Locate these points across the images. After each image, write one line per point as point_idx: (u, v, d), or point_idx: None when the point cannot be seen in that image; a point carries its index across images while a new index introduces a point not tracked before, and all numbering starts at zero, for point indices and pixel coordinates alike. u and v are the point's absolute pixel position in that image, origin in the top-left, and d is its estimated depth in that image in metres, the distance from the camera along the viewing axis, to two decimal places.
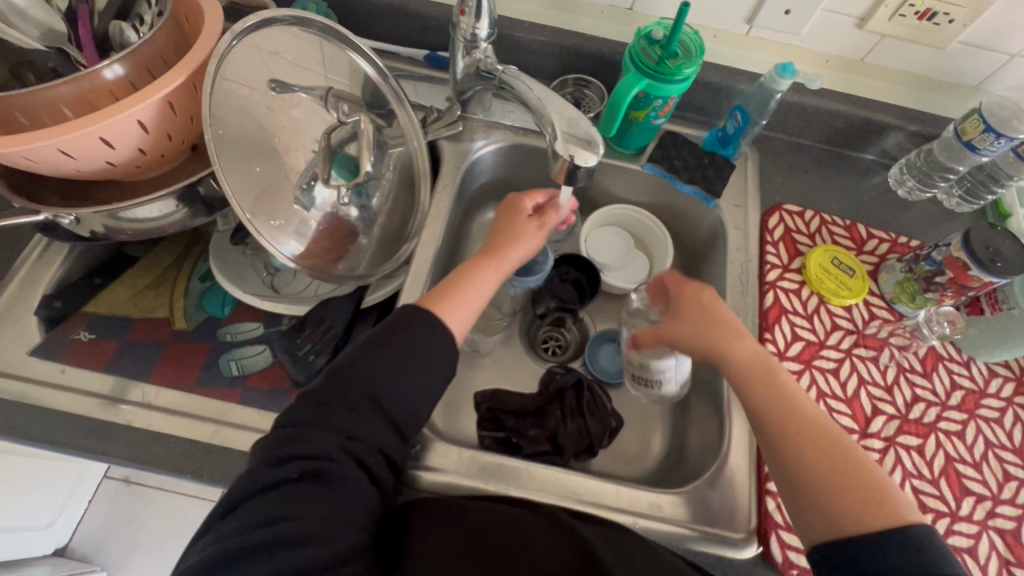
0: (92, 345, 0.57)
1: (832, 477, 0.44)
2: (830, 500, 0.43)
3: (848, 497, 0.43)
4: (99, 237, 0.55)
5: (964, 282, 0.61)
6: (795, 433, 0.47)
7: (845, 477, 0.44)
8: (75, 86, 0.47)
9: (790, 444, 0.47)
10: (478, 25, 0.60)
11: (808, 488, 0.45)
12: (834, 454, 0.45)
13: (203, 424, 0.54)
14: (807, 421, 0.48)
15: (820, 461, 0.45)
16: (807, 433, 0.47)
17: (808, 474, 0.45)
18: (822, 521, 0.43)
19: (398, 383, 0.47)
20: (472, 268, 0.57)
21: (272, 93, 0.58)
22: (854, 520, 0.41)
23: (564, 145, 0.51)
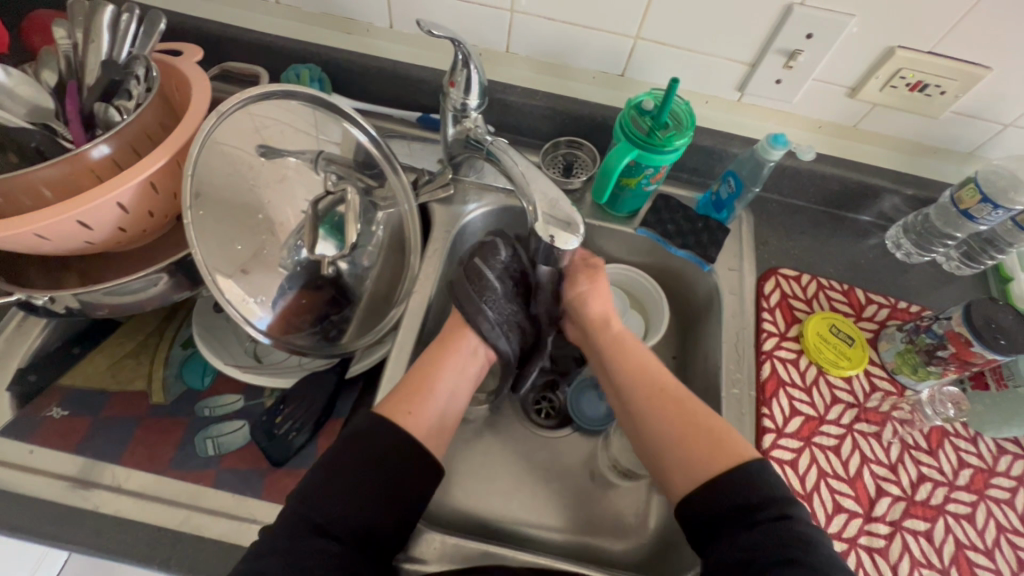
0: (65, 422, 0.55)
1: (695, 444, 0.54)
2: (692, 462, 0.53)
3: (702, 455, 0.53)
4: (76, 313, 0.54)
5: (968, 357, 0.59)
6: (658, 401, 0.58)
7: (696, 436, 0.54)
8: (59, 168, 0.46)
9: (648, 411, 0.58)
10: (467, 97, 0.61)
11: (674, 455, 0.55)
12: (687, 412, 0.56)
13: (175, 510, 0.51)
14: (666, 392, 0.58)
15: (682, 428, 0.55)
16: (668, 402, 0.58)
17: (672, 439, 0.55)
18: (685, 476, 0.53)
19: (348, 482, 0.50)
20: (424, 365, 0.60)
21: (261, 159, 0.58)
22: (703, 471, 0.52)
23: (544, 227, 0.51)
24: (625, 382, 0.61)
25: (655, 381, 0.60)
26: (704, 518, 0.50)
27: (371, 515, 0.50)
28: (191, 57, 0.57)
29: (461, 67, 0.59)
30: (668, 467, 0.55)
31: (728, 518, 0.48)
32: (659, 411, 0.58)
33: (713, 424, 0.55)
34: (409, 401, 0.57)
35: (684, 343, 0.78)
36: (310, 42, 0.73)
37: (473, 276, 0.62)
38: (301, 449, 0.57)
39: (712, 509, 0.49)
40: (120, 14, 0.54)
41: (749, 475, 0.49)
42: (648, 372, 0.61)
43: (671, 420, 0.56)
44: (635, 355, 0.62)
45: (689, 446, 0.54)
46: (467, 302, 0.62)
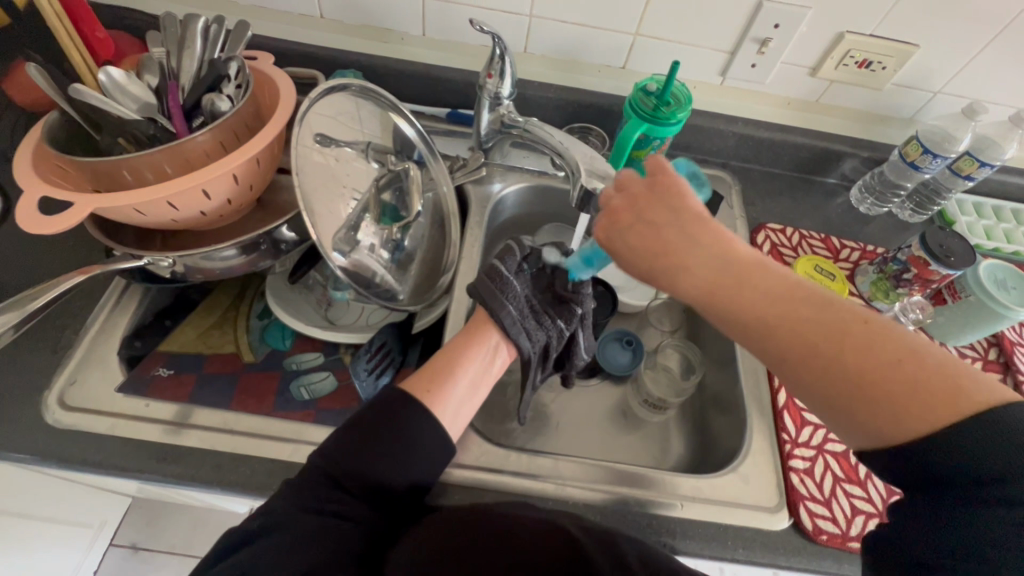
0: (172, 379, 0.62)
1: (910, 398, 0.37)
2: (885, 422, 0.38)
3: (915, 399, 0.37)
4: (178, 277, 0.61)
5: (927, 276, 0.72)
6: (830, 333, 0.40)
7: (900, 383, 0.37)
8: (180, 147, 0.55)
9: (831, 354, 0.39)
10: (501, 85, 0.72)
11: (876, 411, 0.38)
12: (882, 339, 0.39)
13: (284, 444, 0.58)
14: (850, 330, 0.39)
15: (872, 375, 0.38)
16: (851, 340, 0.39)
17: (864, 383, 0.38)
18: (896, 431, 0.37)
19: (368, 440, 0.51)
20: (451, 351, 0.61)
21: (320, 147, 0.66)
22: (918, 427, 0.36)
23: (587, 181, 0.61)
24: (808, 328, 0.40)
25: (802, 308, 0.41)
26: (929, 500, 0.37)
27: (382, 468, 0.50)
28: (267, 60, 0.66)
29: (498, 60, 0.70)
30: (869, 417, 0.38)
31: (924, 480, 0.37)
32: (837, 344, 0.39)
33: (927, 365, 0.37)
34: (428, 380, 0.58)
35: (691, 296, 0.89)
36: (351, 50, 0.83)
37: (498, 283, 0.61)
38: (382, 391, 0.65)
39: (907, 473, 0.37)
40: (209, 24, 0.63)
41: (1000, 429, 0.35)
42: (780, 303, 0.41)
43: (856, 360, 0.39)
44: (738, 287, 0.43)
45: (886, 397, 0.37)
46: (492, 300, 0.60)
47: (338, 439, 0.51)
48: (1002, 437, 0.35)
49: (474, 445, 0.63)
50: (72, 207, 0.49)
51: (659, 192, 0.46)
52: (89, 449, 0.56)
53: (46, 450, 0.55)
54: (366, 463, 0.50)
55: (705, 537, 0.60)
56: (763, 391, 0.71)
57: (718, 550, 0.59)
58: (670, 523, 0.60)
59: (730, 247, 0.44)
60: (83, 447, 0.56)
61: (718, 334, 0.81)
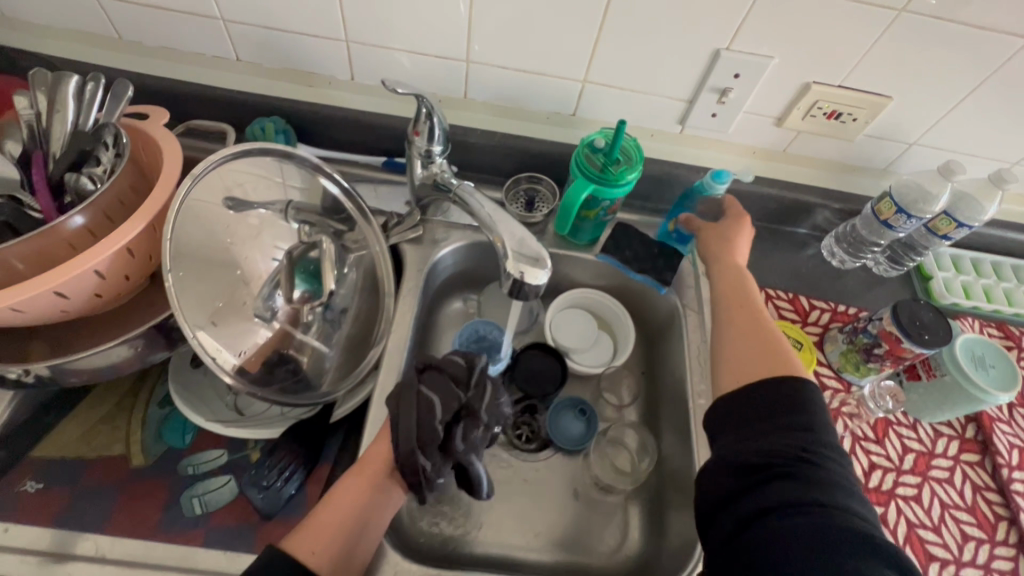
0: (40, 496, 0.54)
1: (770, 347, 0.57)
2: (746, 371, 0.55)
3: (760, 365, 0.55)
4: (47, 381, 0.53)
5: (899, 352, 0.66)
6: (732, 313, 0.62)
7: (761, 355, 0.56)
8: (31, 241, 0.47)
9: (734, 329, 0.60)
10: (431, 145, 0.65)
11: (730, 363, 0.57)
12: (765, 328, 0.59)
13: (165, 574, 0.50)
14: (757, 320, 0.60)
15: (756, 353, 0.56)
16: (751, 326, 0.60)
17: (742, 343, 0.58)
18: (734, 381, 0.55)
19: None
20: (338, 500, 0.52)
21: (229, 211, 0.59)
22: (759, 375, 0.54)
23: (515, 264, 0.54)
24: (725, 310, 0.63)
25: (746, 308, 0.62)
26: (734, 415, 0.52)
27: None
28: (158, 120, 0.58)
29: (425, 118, 0.63)
30: (722, 367, 0.58)
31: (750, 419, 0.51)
32: (743, 326, 0.60)
33: (784, 349, 0.56)
34: (313, 535, 0.48)
35: (651, 358, 0.83)
36: (273, 96, 0.75)
37: (422, 404, 0.54)
38: (292, 497, 0.58)
39: (732, 408, 0.53)
40: (85, 84, 0.55)
41: (791, 390, 0.51)
42: (735, 313, 0.62)
43: (745, 337, 0.59)
44: (746, 286, 0.65)
45: (751, 362, 0.56)
46: (405, 423, 0.53)
47: None
48: (798, 395, 0.51)
49: (387, 564, 0.56)
50: None
51: (739, 226, 0.70)
52: None
53: None
54: None
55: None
56: None
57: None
58: None
59: (733, 261, 0.68)
60: None
61: (675, 404, 0.74)
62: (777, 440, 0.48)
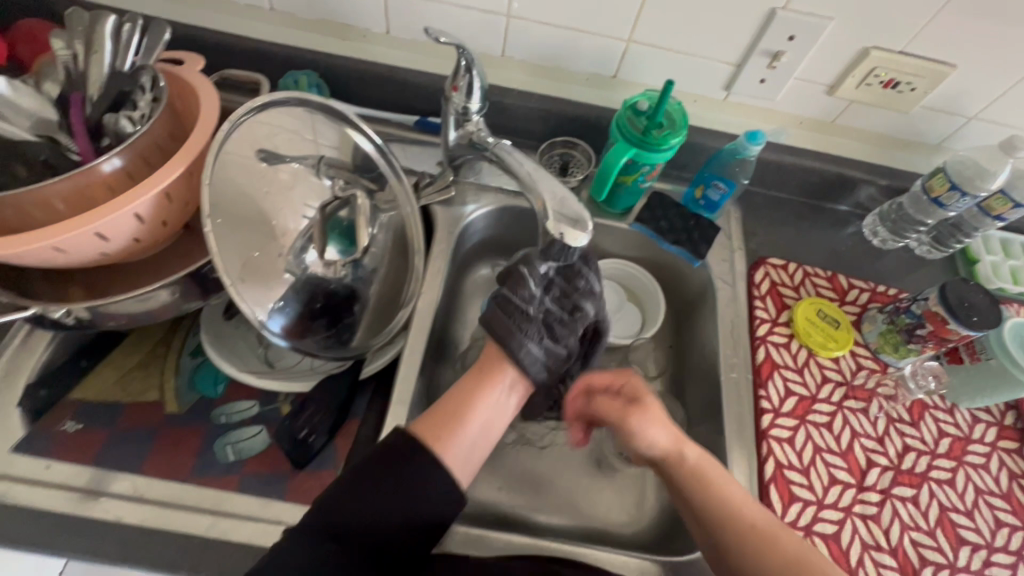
0: (81, 436, 0.55)
1: (767, 548, 0.45)
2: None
3: (780, 568, 0.44)
4: (86, 323, 0.53)
5: (943, 334, 0.64)
6: (714, 500, 0.49)
7: (780, 554, 0.45)
8: (71, 181, 0.46)
9: (749, 570, 0.45)
10: (469, 101, 0.62)
11: None
12: (762, 516, 0.48)
13: (201, 516, 0.51)
14: (733, 499, 0.49)
15: (782, 555, 0.45)
16: (759, 533, 0.47)
17: (743, 542, 0.46)
18: None
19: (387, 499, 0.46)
20: (463, 394, 0.53)
21: (262, 164, 0.58)
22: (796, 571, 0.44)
23: (555, 224, 0.53)
24: (703, 501, 0.50)
25: (722, 505, 0.49)
26: None
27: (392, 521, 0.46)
28: (194, 65, 0.57)
29: (464, 72, 0.61)
30: None
31: None
32: (754, 536, 0.46)
33: (793, 550, 0.45)
34: (446, 428, 0.51)
35: (680, 333, 0.81)
36: (307, 49, 0.74)
37: (507, 312, 0.55)
38: (320, 451, 0.58)
39: None
40: (122, 25, 0.53)
41: None
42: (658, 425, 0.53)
43: (763, 557, 0.45)
44: (655, 418, 0.53)
45: (776, 566, 0.44)
46: (507, 338, 0.54)
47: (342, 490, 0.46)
48: None
49: None
50: None
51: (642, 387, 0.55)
52: None
53: None
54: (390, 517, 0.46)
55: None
56: (749, 454, 0.63)
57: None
58: None
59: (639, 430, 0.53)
60: None
61: (703, 378, 0.73)
62: None
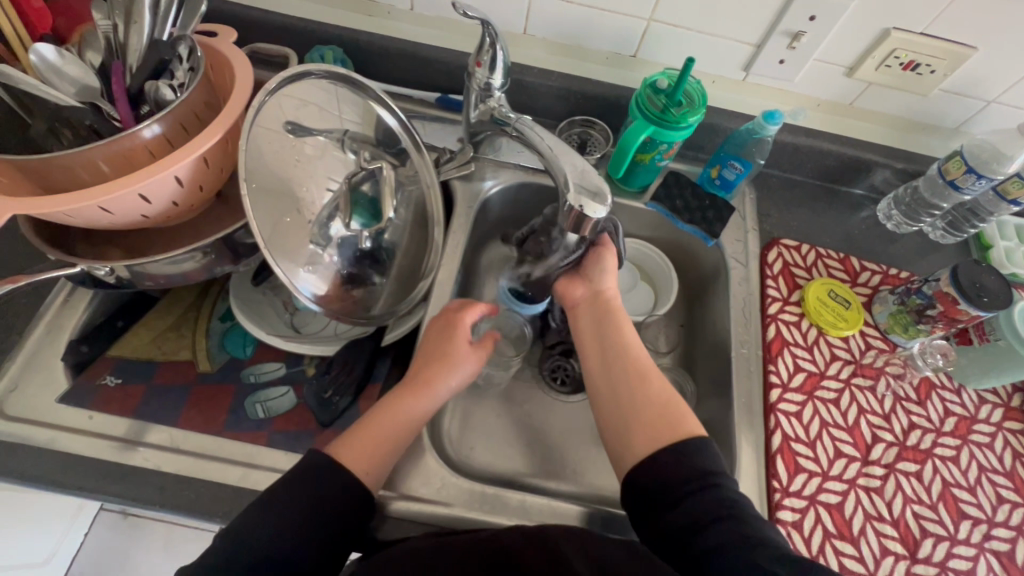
0: (119, 390, 0.58)
1: (638, 387, 0.57)
2: (653, 425, 0.54)
3: (652, 419, 0.54)
4: (125, 284, 0.56)
5: (954, 315, 0.65)
6: (632, 380, 0.58)
7: (654, 407, 0.55)
8: (115, 144, 0.48)
9: (624, 401, 0.56)
10: (492, 76, 0.64)
11: (624, 434, 0.55)
12: (662, 385, 0.57)
13: (233, 467, 0.55)
14: (646, 379, 0.57)
15: (649, 407, 0.55)
16: (642, 385, 0.57)
17: (644, 407, 0.55)
18: (638, 446, 0.53)
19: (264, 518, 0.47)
20: (386, 406, 0.56)
21: (289, 135, 0.60)
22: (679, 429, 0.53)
23: (575, 196, 0.54)
24: (606, 354, 0.61)
25: (627, 362, 0.59)
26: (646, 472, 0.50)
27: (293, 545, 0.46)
28: (227, 38, 0.59)
29: (488, 48, 0.62)
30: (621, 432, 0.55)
31: (663, 485, 0.49)
32: (635, 381, 0.57)
33: (664, 396, 0.56)
34: (361, 445, 0.53)
35: (691, 313, 0.83)
36: (333, 25, 0.75)
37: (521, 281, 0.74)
38: (344, 411, 0.61)
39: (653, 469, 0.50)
40: None
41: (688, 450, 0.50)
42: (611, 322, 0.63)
43: (636, 401, 0.56)
44: (614, 320, 0.63)
45: (647, 415, 0.54)
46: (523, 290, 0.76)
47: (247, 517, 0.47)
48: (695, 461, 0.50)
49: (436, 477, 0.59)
50: None
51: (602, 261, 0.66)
52: (26, 463, 0.53)
53: None
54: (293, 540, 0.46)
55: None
56: (757, 427, 0.65)
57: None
58: None
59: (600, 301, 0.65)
60: (20, 460, 0.53)
61: (713, 355, 0.75)
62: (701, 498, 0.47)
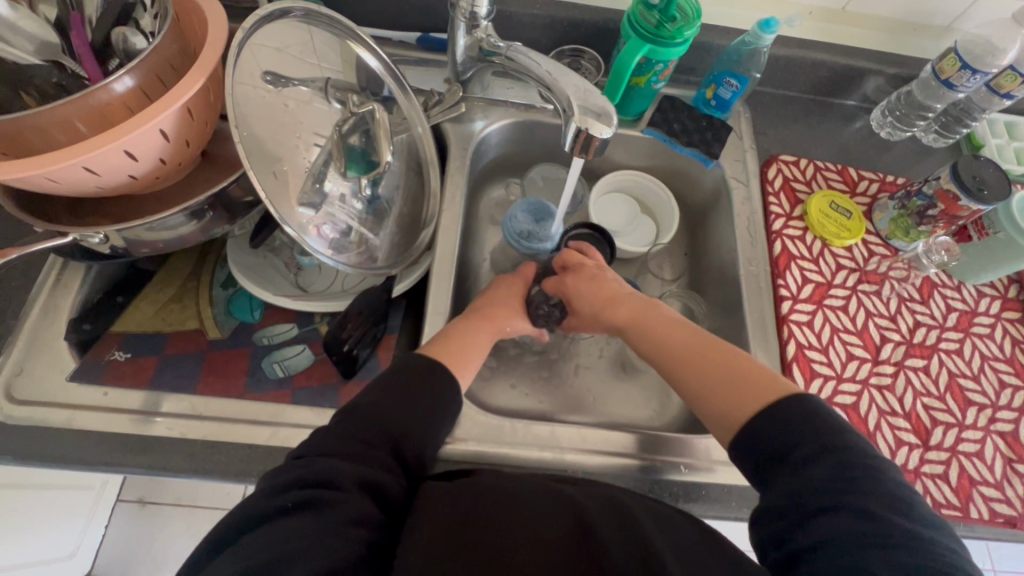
0: (130, 364, 0.56)
1: (714, 364, 0.51)
2: (739, 395, 0.48)
3: (745, 392, 0.47)
4: (120, 252, 0.54)
5: (955, 212, 0.66)
6: (698, 365, 0.52)
7: (739, 379, 0.49)
8: (89, 100, 0.44)
9: (702, 378, 0.51)
10: (477, 2, 0.60)
11: (717, 412, 0.49)
12: (730, 364, 0.50)
13: (261, 428, 0.54)
14: (714, 353, 0.52)
15: (733, 378, 0.49)
16: (707, 357, 0.52)
17: (709, 383, 0.50)
18: (734, 420, 0.47)
19: (399, 409, 0.49)
20: (462, 329, 0.60)
21: (269, 87, 0.56)
22: (737, 411, 0.47)
23: (580, 119, 0.53)
24: (667, 343, 0.56)
25: (689, 342, 0.54)
26: (751, 450, 0.44)
27: (413, 432, 0.49)
28: None
29: None
30: (712, 414, 0.49)
31: (777, 450, 0.43)
32: (701, 356, 0.52)
33: (747, 368, 0.49)
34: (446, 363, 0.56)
35: (694, 239, 0.83)
36: None
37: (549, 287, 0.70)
38: (364, 362, 0.61)
39: (757, 448, 0.44)
40: None
41: (797, 406, 0.44)
42: (648, 316, 0.59)
43: (715, 378, 0.50)
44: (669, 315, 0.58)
45: (733, 388, 0.48)
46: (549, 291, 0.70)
47: (374, 404, 0.49)
48: (802, 412, 0.43)
49: (466, 418, 0.59)
50: None
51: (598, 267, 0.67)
52: (48, 443, 0.52)
53: (2, 446, 0.51)
54: (410, 449, 0.48)
55: (708, 498, 0.58)
56: (770, 338, 0.67)
57: (721, 510, 0.58)
58: (673, 485, 0.59)
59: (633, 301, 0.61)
60: (41, 442, 0.52)
61: (720, 277, 0.75)
62: (836, 478, 0.39)
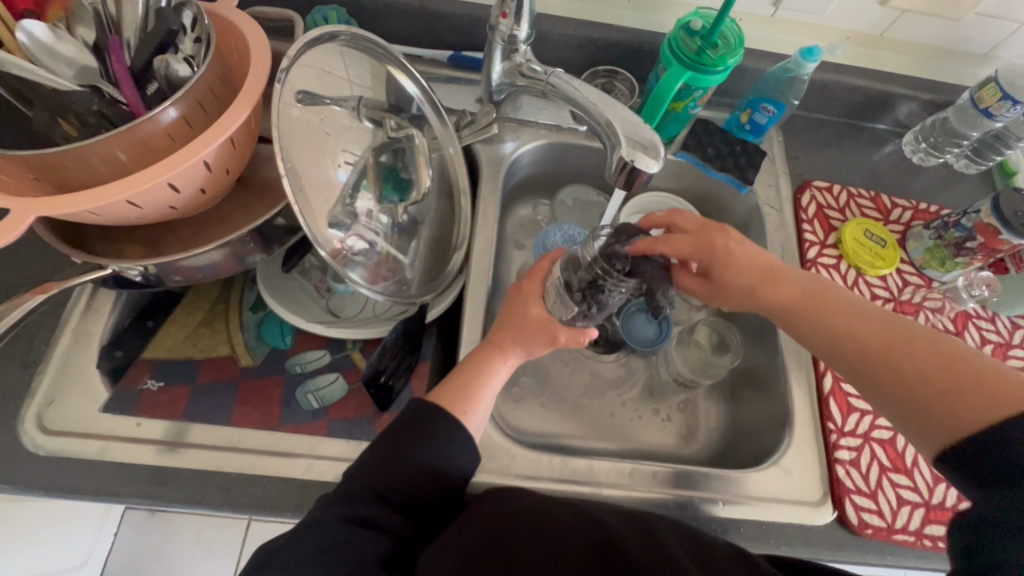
0: (163, 392, 0.55)
1: (923, 360, 0.45)
2: (949, 405, 0.42)
3: (960, 402, 0.42)
4: (153, 280, 0.53)
5: (994, 246, 0.66)
6: (889, 366, 0.47)
7: (947, 386, 0.43)
8: (133, 132, 0.43)
9: (898, 381, 0.46)
10: (517, 27, 0.59)
11: (918, 426, 0.44)
12: (945, 362, 0.44)
13: (297, 461, 0.53)
14: (914, 346, 0.46)
15: (942, 384, 0.43)
16: (910, 351, 0.46)
17: (908, 387, 0.45)
18: (944, 433, 0.42)
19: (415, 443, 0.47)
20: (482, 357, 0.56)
21: (299, 106, 0.54)
22: (966, 421, 0.41)
23: (626, 150, 0.52)
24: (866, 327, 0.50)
25: (892, 333, 0.48)
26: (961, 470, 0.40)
27: (434, 465, 0.47)
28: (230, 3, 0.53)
29: None
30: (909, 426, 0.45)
31: (981, 474, 0.38)
32: (893, 352, 0.47)
33: (969, 369, 0.43)
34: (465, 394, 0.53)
35: None
36: None
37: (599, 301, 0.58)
38: (398, 393, 0.59)
39: (967, 466, 0.39)
40: None
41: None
42: (837, 303, 0.52)
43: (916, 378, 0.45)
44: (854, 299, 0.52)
45: (941, 394, 0.43)
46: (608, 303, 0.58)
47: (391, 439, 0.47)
48: None
49: (501, 451, 0.59)
50: (11, 215, 0.40)
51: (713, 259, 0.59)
52: (81, 476, 0.51)
53: (34, 479, 0.50)
54: (429, 486, 0.46)
55: (747, 535, 0.58)
56: (805, 370, 0.67)
57: (760, 547, 0.58)
58: (710, 521, 0.58)
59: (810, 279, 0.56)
60: (74, 475, 0.51)
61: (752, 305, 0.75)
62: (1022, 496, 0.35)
